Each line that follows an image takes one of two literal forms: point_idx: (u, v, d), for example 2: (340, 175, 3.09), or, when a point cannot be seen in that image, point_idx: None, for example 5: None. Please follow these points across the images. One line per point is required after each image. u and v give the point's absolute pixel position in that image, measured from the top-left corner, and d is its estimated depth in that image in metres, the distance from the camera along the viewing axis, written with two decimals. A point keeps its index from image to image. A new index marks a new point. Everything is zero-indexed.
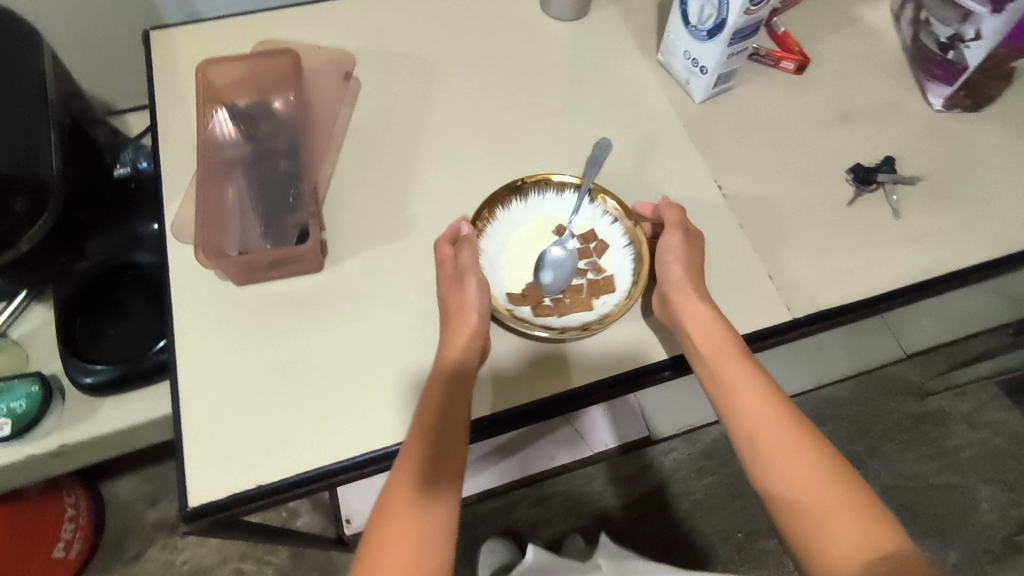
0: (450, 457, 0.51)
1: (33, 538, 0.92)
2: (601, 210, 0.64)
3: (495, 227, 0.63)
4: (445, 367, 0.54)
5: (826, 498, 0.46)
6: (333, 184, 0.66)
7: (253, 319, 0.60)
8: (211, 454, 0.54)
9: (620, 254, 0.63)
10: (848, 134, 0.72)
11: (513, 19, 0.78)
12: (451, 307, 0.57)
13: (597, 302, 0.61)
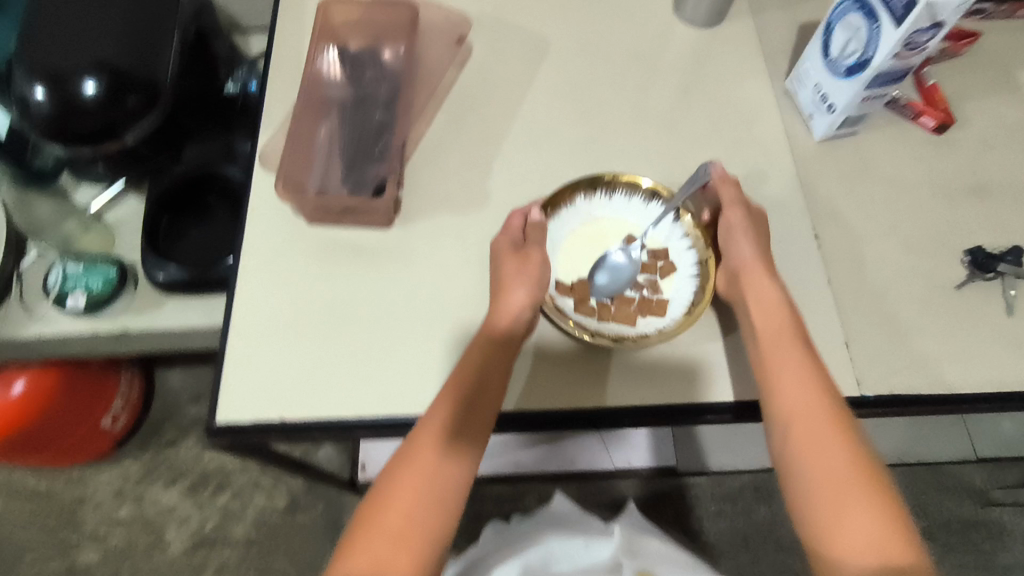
0: (481, 416, 0.52)
1: (88, 403, 1.00)
2: (682, 233, 0.61)
3: (568, 213, 0.61)
4: (492, 331, 0.54)
5: (850, 490, 0.46)
6: (421, 144, 0.65)
7: (314, 258, 0.61)
8: (246, 377, 0.56)
9: (684, 281, 0.60)
10: (976, 210, 0.65)
11: (640, 13, 0.75)
12: (505, 277, 0.55)
13: (643, 323, 0.58)
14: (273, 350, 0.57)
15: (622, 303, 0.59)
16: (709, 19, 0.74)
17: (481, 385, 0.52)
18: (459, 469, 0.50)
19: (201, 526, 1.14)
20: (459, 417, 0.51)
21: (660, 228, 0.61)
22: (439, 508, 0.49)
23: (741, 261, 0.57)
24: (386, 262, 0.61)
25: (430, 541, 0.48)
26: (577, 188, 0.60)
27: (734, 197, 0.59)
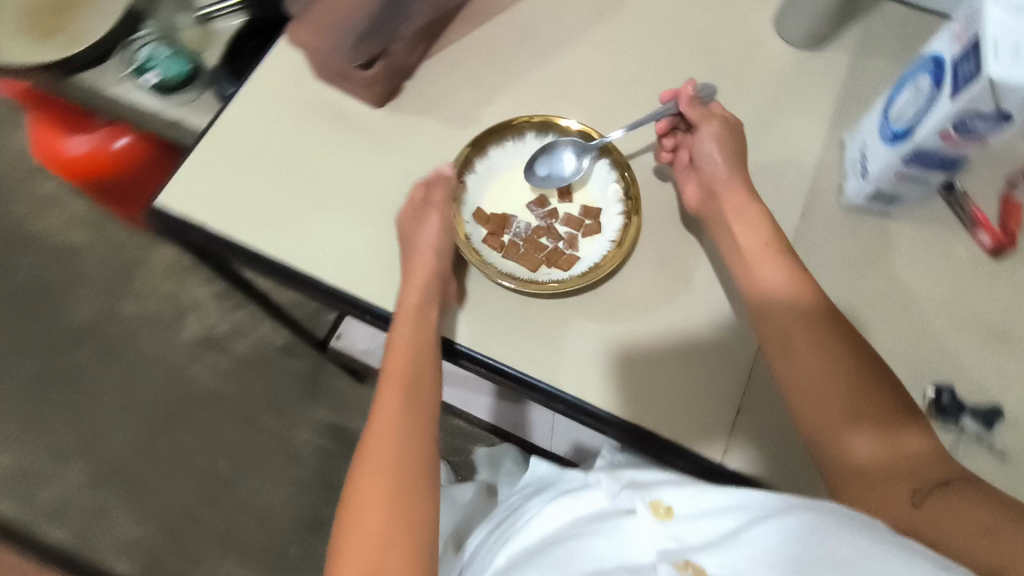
0: (421, 388, 0.55)
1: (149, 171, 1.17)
2: (618, 198, 0.63)
3: (513, 147, 0.64)
4: (412, 308, 0.56)
5: (848, 385, 0.49)
6: (448, 47, 0.66)
7: (306, 106, 0.65)
8: (198, 178, 0.62)
9: (601, 245, 0.62)
10: (970, 351, 0.57)
11: (734, 9, 0.70)
12: (409, 240, 0.59)
13: (542, 268, 0.61)
14: (229, 168, 0.62)
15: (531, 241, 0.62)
16: (806, 42, 0.67)
17: (414, 362, 0.55)
18: (416, 446, 0.52)
19: (212, 327, 1.41)
20: (400, 397, 0.53)
21: (599, 189, 0.64)
22: (417, 492, 0.49)
23: (712, 166, 0.59)
24: (366, 136, 0.64)
25: (415, 526, 0.48)
26: (527, 123, 0.63)
27: (700, 111, 0.61)
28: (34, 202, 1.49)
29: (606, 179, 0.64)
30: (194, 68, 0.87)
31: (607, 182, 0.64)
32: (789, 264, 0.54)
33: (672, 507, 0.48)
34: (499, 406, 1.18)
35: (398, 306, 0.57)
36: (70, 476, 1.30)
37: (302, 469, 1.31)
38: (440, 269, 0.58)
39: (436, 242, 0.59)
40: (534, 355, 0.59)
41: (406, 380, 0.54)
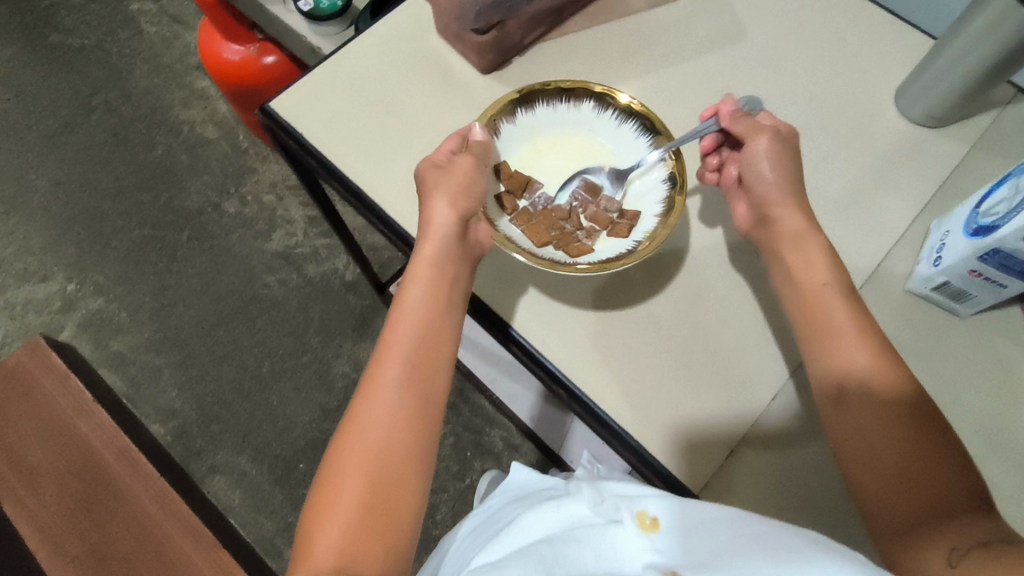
0: (431, 342, 0.56)
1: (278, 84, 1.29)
2: (660, 202, 0.62)
3: (567, 111, 0.65)
4: (429, 258, 0.58)
5: (901, 447, 0.48)
6: (565, 38, 0.71)
7: (423, 54, 0.70)
8: (310, 92, 0.69)
9: (618, 246, 0.61)
10: (1005, 475, 0.53)
11: (855, 73, 0.70)
12: (435, 184, 0.58)
13: (547, 247, 0.61)
14: (339, 91, 0.69)
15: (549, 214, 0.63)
16: (921, 117, 0.66)
17: (426, 314, 0.57)
18: (411, 397, 0.54)
19: (295, 245, 1.52)
20: (405, 345, 0.55)
21: (642, 185, 0.64)
22: (408, 441, 0.52)
23: (764, 183, 0.59)
24: (467, 96, 0.68)
25: (403, 478, 0.50)
26: (587, 91, 0.64)
27: (754, 124, 0.60)
28: (185, 93, 1.67)
29: (658, 179, 0.63)
30: (345, 1, 0.94)
31: (657, 183, 0.63)
32: (868, 335, 0.53)
33: (657, 519, 0.46)
34: (544, 411, 1.10)
35: (415, 256, 0.58)
36: (140, 335, 1.45)
37: (331, 396, 1.39)
38: (463, 219, 0.58)
39: (460, 194, 0.58)
40: (552, 333, 0.62)
41: (418, 327, 0.56)
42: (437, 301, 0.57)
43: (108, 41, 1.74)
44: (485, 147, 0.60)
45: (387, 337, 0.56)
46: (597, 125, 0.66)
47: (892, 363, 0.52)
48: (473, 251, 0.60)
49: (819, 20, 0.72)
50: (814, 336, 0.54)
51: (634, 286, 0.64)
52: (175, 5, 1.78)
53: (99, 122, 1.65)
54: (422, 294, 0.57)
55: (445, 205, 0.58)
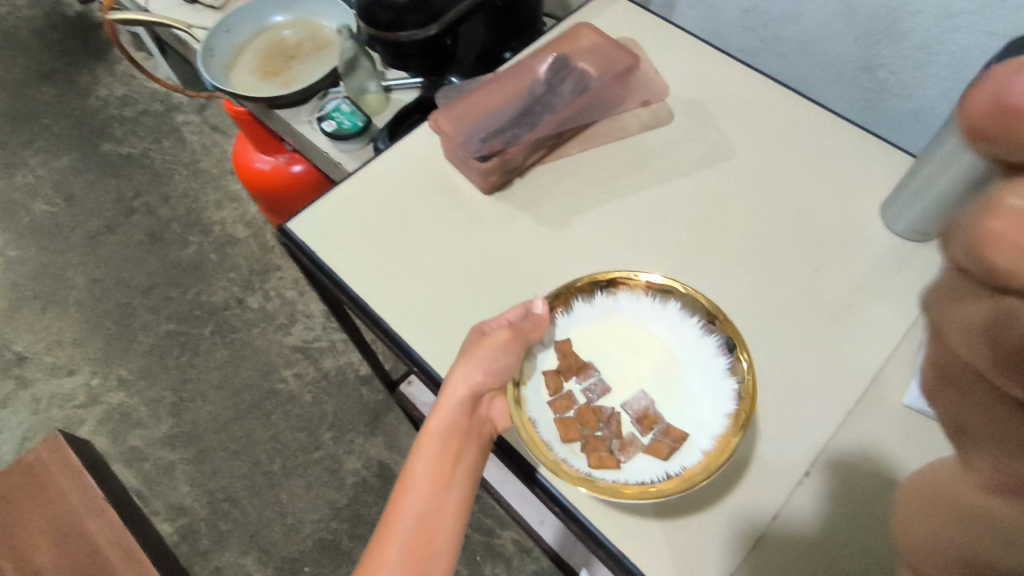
0: (432, 523, 0.53)
1: (304, 190, 1.38)
2: (712, 435, 0.57)
3: (650, 305, 0.64)
4: (438, 428, 0.57)
5: None
6: (563, 160, 0.76)
7: (431, 176, 0.76)
8: (325, 212, 0.74)
9: (648, 469, 0.57)
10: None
11: (842, 186, 0.73)
12: (459, 356, 0.60)
13: (574, 445, 0.59)
14: (350, 210, 0.74)
15: (591, 409, 0.61)
16: (906, 231, 0.68)
17: (430, 492, 0.54)
18: None
19: (313, 339, 1.56)
20: (405, 529, 0.52)
21: (701, 405, 0.60)
22: None
23: None
24: (471, 214, 0.73)
25: None
26: (675, 291, 0.62)
27: None
28: (219, 195, 1.79)
29: (721, 408, 0.58)
30: (365, 121, 1.02)
31: (718, 412, 0.58)
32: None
33: None
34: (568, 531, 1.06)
35: (425, 426, 0.58)
36: (157, 430, 1.46)
37: (340, 494, 1.37)
38: (476, 393, 0.58)
39: (478, 368, 0.59)
40: None
41: (421, 508, 0.53)
42: (442, 475, 0.55)
43: (153, 149, 1.89)
44: (537, 324, 0.62)
45: (388, 517, 0.53)
46: (676, 327, 0.63)
47: None
48: (484, 429, 0.59)
49: (803, 137, 0.77)
50: None
51: None
52: (216, 116, 1.94)
53: (138, 223, 1.76)
54: (429, 472, 0.55)
55: (461, 375, 0.59)
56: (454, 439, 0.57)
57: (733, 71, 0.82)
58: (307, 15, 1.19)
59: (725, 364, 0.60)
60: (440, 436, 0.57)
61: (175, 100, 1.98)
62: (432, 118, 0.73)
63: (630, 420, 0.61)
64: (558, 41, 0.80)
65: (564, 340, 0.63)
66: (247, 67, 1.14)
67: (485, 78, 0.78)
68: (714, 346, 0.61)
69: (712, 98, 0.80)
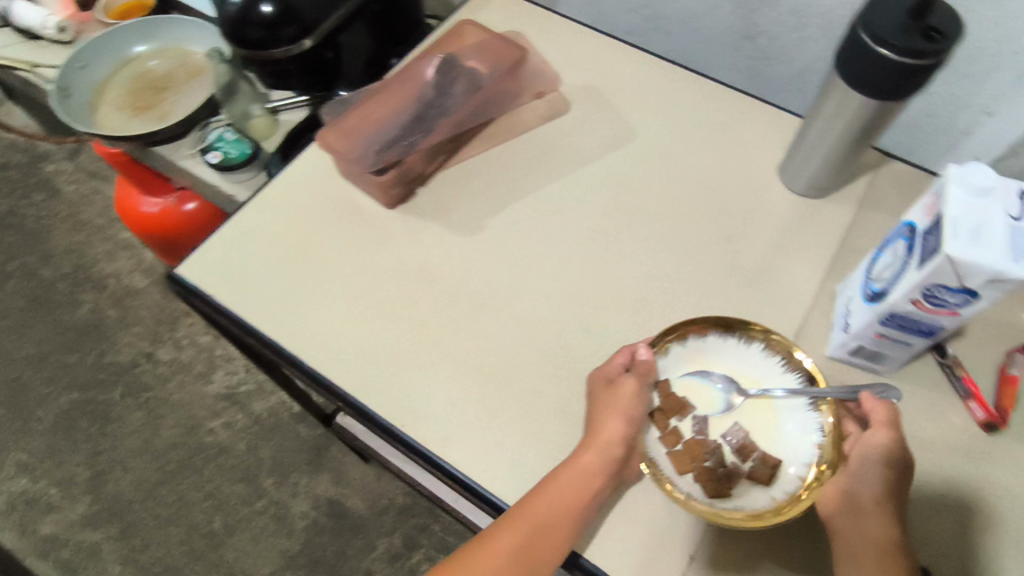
0: (541, 543, 0.51)
1: (203, 228, 1.29)
2: (806, 463, 0.52)
3: (736, 345, 0.58)
4: (584, 465, 0.53)
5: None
6: (465, 163, 0.74)
7: (330, 198, 0.72)
8: (218, 252, 0.68)
9: (757, 496, 0.52)
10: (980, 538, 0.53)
11: (740, 153, 0.75)
12: (602, 402, 0.56)
13: (686, 476, 0.53)
14: (245, 246, 0.69)
15: (695, 442, 0.55)
16: (804, 188, 0.70)
17: (556, 520, 0.51)
18: None
19: (238, 383, 1.46)
20: (520, 544, 0.51)
21: (794, 442, 0.54)
22: None
23: (869, 482, 0.50)
24: (376, 231, 0.69)
25: None
26: (763, 331, 0.57)
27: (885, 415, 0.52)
28: (109, 246, 1.65)
29: (812, 439, 0.53)
30: (253, 148, 0.96)
31: (808, 444, 0.53)
32: None
33: None
34: None
35: (573, 455, 0.54)
36: (73, 512, 1.33)
37: (292, 541, 1.29)
38: (627, 444, 0.54)
39: (631, 417, 0.55)
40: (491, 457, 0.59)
41: (543, 526, 0.51)
42: (573, 509, 0.52)
43: (23, 206, 1.71)
44: (648, 370, 0.56)
45: (508, 523, 0.52)
46: (762, 364, 0.57)
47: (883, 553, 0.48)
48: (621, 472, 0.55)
49: (697, 111, 0.78)
50: (852, 522, 0.50)
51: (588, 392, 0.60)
52: (91, 160, 1.78)
53: (17, 289, 1.59)
54: (559, 501, 0.52)
55: (617, 423, 0.54)
56: (597, 482, 0.53)
57: (621, 53, 0.83)
58: (173, 42, 1.10)
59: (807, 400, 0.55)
60: (583, 476, 0.53)
61: (40, 149, 1.80)
62: (319, 138, 0.68)
63: (728, 450, 0.55)
64: (444, 42, 0.78)
65: (665, 382, 0.57)
66: (113, 105, 1.05)
67: (371, 89, 0.74)
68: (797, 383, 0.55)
69: (605, 81, 0.80)
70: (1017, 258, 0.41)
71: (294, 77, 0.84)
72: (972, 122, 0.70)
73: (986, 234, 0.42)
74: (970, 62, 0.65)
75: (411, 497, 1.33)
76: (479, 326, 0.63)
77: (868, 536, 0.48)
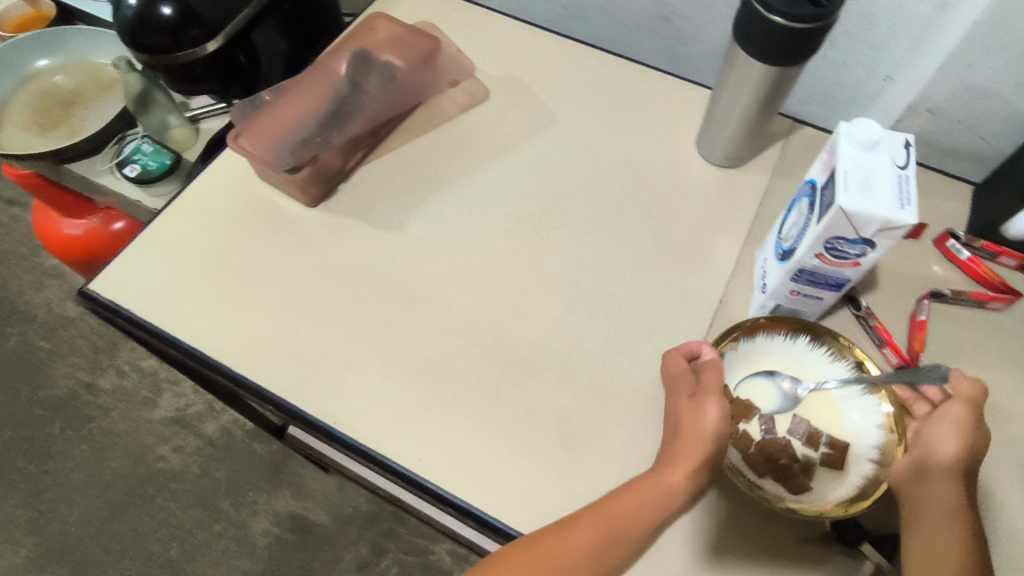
0: (613, 551, 0.48)
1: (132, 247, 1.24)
2: (874, 445, 0.53)
3: (785, 342, 0.58)
4: (666, 480, 0.49)
5: (955, 548, 0.46)
6: (385, 156, 0.73)
7: (250, 202, 0.70)
8: (134, 265, 0.66)
9: (840, 485, 0.53)
10: None
11: (659, 131, 0.76)
12: (686, 420, 0.52)
13: (766, 480, 0.53)
14: (163, 257, 0.66)
15: (768, 442, 0.55)
16: (722, 160, 0.72)
17: (628, 533, 0.48)
18: None
19: (185, 406, 1.41)
20: (589, 549, 0.47)
21: (855, 426, 0.55)
22: None
23: (937, 443, 0.50)
24: (301, 233, 0.68)
25: None
26: (808, 326, 0.57)
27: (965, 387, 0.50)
28: (35, 276, 1.57)
29: (872, 420, 0.54)
30: (173, 159, 0.93)
31: (869, 425, 0.54)
32: (962, 542, 0.46)
33: None
34: None
35: (660, 468, 0.50)
36: (17, 556, 1.27)
37: (255, 561, 1.26)
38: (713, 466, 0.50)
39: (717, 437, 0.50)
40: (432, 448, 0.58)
41: (615, 534, 0.48)
42: (648, 525, 0.48)
43: None
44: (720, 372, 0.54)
45: (582, 521, 0.48)
46: (809, 355, 0.57)
47: (950, 516, 0.47)
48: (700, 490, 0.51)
49: (615, 92, 0.79)
50: (915, 486, 0.49)
51: (526, 376, 0.60)
52: (9, 187, 1.69)
53: None
54: (637, 510, 0.48)
55: (709, 441, 0.50)
56: (675, 502, 0.49)
57: (537, 40, 0.83)
58: (78, 55, 1.05)
59: (861, 386, 0.56)
60: (666, 488, 0.49)
61: None
62: (230, 140, 0.67)
63: (798, 443, 0.55)
64: (355, 37, 0.77)
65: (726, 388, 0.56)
66: (20, 125, 1.00)
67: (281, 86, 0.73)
68: (846, 371, 0.56)
69: (524, 69, 0.80)
70: (905, 205, 0.43)
71: (205, 83, 0.82)
72: (872, 86, 0.73)
73: (875, 185, 0.44)
74: (864, 29, 0.68)
75: (375, 504, 1.31)
76: (412, 319, 0.63)
77: (933, 501, 0.48)
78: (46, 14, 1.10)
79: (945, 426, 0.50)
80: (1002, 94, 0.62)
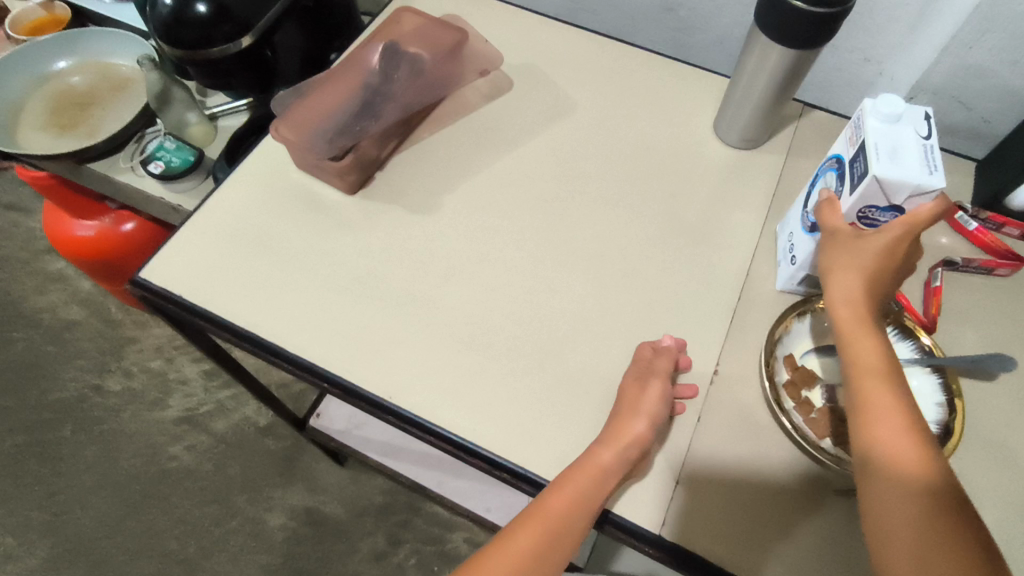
0: (561, 542, 0.51)
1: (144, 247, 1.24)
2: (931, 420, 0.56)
3: None
4: (600, 461, 0.53)
5: (888, 397, 0.46)
6: (417, 145, 0.76)
7: (287, 190, 0.72)
8: (176, 253, 0.67)
9: None
10: None
11: (675, 116, 0.79)
12: (627, 405, 0.57)
13: (825, 441, 0.56)
14: (205, 245, 0.68)
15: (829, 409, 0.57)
16: (738, 142, 0.76)
17: (570, 513, 0.51)
18: None
19: (196, 405, 1.42)
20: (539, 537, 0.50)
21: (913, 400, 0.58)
22: None
23: (851, 294, 0.50)
24: (339, 219, 0.70)
25: None
26: None
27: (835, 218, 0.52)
28: (38, 280, 1.57)
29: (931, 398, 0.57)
30: (196, 155, 0.95)
31: (928, 401, 0.57)
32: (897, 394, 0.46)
33: None
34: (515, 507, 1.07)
35: (592, 451, 0.54)
36: (32, 559, 1.26)
37: (272, 554, 1.27)
38: (645, 446, 0.55)
39: (649, 420, 0.56)
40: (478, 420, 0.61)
41: (558, 517, 0.51)
42: (589, 506, 0.52)
43: None
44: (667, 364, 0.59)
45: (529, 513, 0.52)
46: None
47: (874, 367, 0.47)
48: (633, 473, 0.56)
49: (630, 80, 0.82)
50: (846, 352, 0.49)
51: (564, 349, 0.63)
52: (7, 193, 1.68)
53: None
54: (579, 500, 0.52)
55: (643, 423, 0.55)
56: (610, 481, 0.53)
57: (552, 31, 0.86)
58: (91, 55, 1.06)
59: (923, 365, 0.58)
60: (602, 473, 0.53)
61: None
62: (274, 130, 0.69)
63: None
64: (383, 29, 0.79)
65: (789, 358, 0.60)
66: (36, 125, 1.00)
67: (316, 77, 0.75)
68: (911, 352, 0.59)
69: (542, 59, 0.83)
70: (932, 172, 0.47)
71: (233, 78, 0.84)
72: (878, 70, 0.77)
73: (903, 154, 0.48)
74: (869, 18, 0.72)
75: (389, 495, 1.33)
76: (450, 300, 0.65)
77: (860, 360, 0.48)
78: (57, 16, 1.10)
79: (848, 272, 0.50)
80: (1000, 74, 0.66)
